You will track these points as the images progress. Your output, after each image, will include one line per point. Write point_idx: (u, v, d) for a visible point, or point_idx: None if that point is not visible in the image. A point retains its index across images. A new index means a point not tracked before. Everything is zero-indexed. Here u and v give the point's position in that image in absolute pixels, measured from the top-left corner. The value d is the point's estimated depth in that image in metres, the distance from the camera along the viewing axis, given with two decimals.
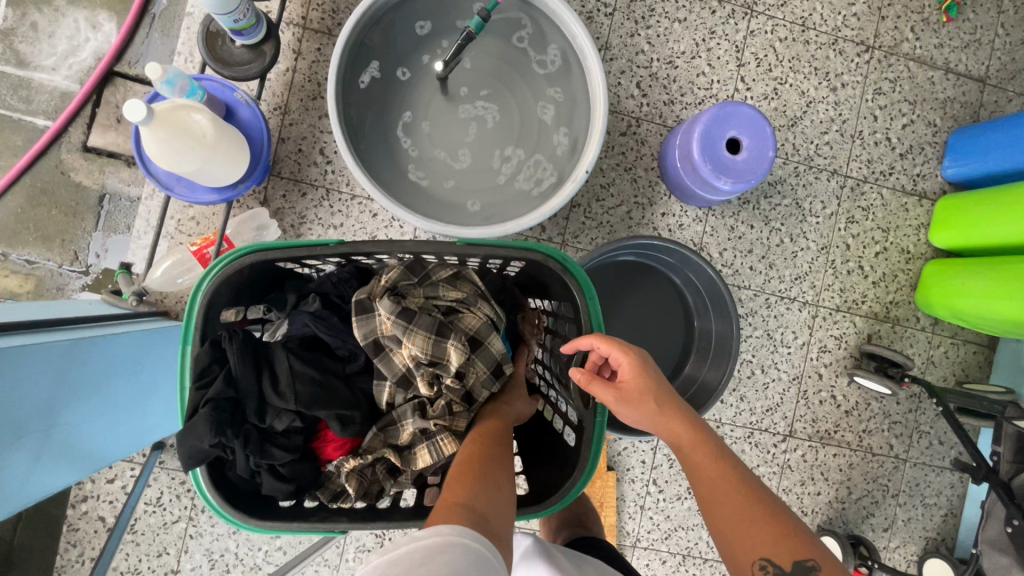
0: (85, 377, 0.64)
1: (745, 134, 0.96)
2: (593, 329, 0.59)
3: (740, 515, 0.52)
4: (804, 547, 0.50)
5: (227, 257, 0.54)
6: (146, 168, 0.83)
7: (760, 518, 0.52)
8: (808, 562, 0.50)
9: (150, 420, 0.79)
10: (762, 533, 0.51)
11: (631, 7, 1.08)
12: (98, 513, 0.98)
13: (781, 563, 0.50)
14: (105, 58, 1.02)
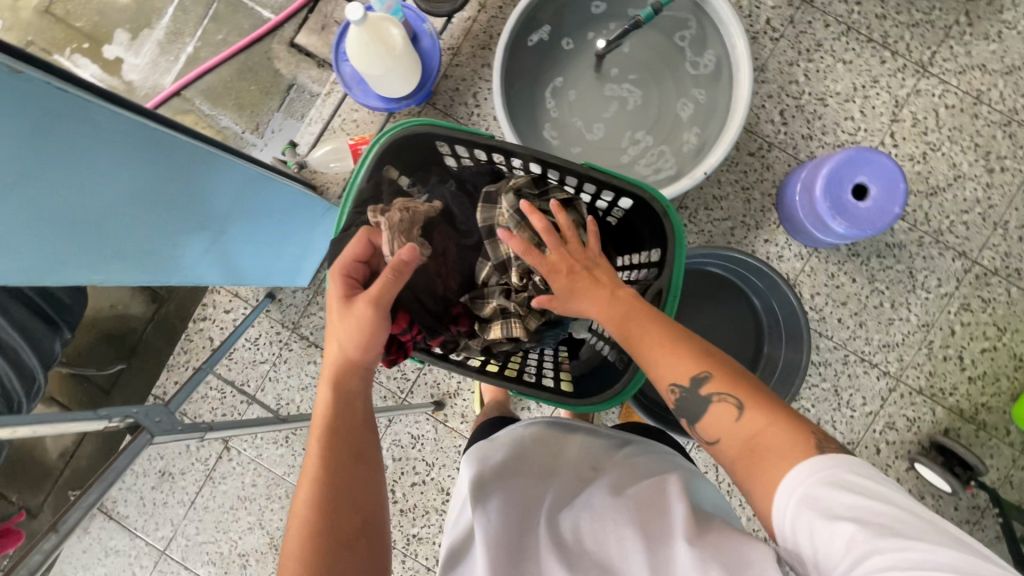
0: (252, 204, 0.78)
1: (875, 184, 0.95)
2: (675, 270, 0.64)
3: (657, 352, 0.55)
4: (697, 359, 0.54)
5: (404, 121, 0.66)
6: (337, 67, 1.00)
7: (669, 346, 0.55)
8: (703, 371, 0.53)
9: (277, 263, 0.96)
10: (668, 357, 0.54)
11: (799, 38, 1.10)
12: (208, 333, 1.18)
13: (684, 377, 0.53)
14: None
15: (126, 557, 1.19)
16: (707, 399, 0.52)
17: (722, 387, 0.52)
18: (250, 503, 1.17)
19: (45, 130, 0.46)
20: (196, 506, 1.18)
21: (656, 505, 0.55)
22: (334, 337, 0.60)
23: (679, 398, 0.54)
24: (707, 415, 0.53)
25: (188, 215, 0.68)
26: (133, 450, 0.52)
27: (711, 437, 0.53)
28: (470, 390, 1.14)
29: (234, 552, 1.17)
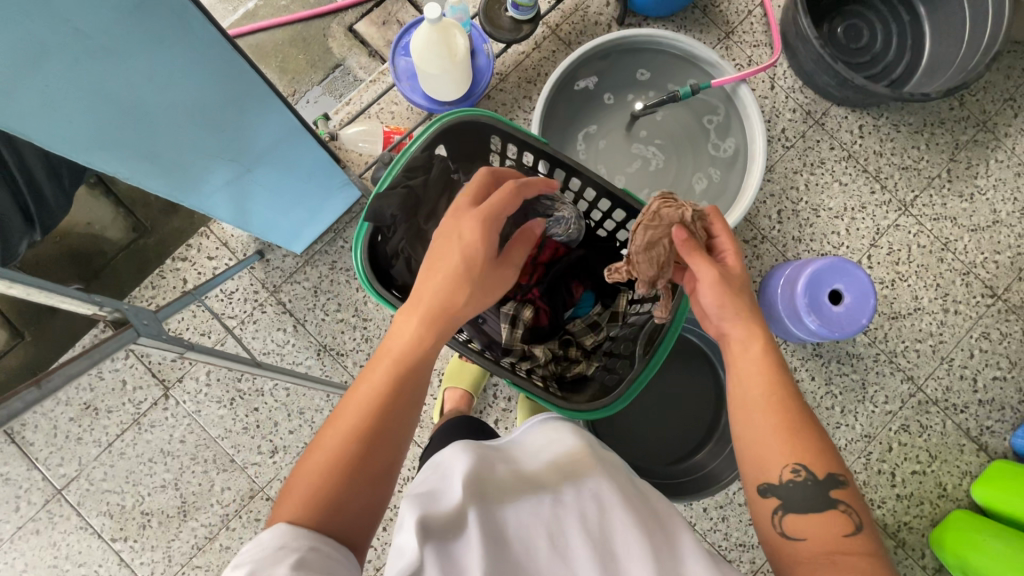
0: (274, 155, 0.78)
1: (850, 292, 1.04)
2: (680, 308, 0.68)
3: (787, 424, 0.55)
4: (835, 462, 0.54)
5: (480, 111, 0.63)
6: (393, 59, 1.06)
7: (809, 430, 0.55)
8: (838, 476, 0.54)
9: (279, 218, 0.95)
10: (803, 442, 0.54)
11: (806, 152, 1.22)
12: (182, 275, 1.14)
13: (815, 471, 0.54)
14: None
15: (15, 488, 1.08)
16: (833, 501, 0.53)
17: (846, 499, 0.54)
18: (171, 459, 1.10)
19: (141, 10, 0.46)
20: (111, 451, 1.10)
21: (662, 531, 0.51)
22: (434, 278, 0.57)
23: (791, 479, 0.54)
24: (812, 512, 0.53)
25: (214, 143, 0.67)
26: (117, 341, 0.50)
27: (800, 530, 0.53)
28: (434, 395, 1.13)
29: (137, 509, 1.09)
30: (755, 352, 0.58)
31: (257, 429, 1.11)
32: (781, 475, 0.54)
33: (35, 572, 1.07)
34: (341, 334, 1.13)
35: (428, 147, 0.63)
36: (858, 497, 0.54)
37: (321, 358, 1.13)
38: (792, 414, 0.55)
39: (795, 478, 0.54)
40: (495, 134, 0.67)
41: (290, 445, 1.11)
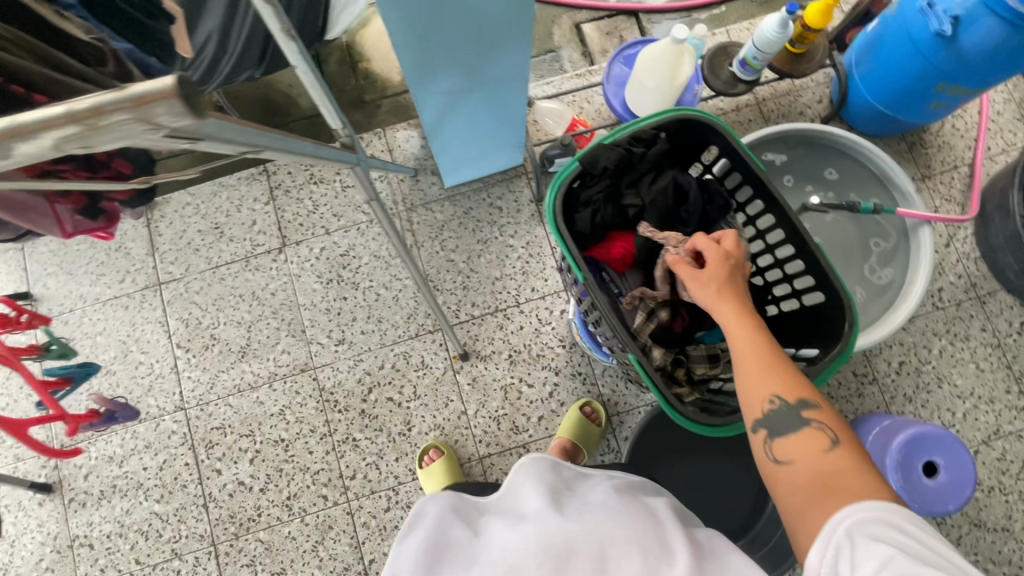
0: (493, 79, 0.83)
1: (947, 471, 0.96)
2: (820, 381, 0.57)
3: (764, 361, 0.54)
4: (808, 386, 0.54)
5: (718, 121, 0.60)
6: (611, 64, 1.12)
7: (779, 361, 0.54)
8: (811, 398, 0.54)
9: (460, 141, 1.00)
10: (779, 373, 0.54)
11: (954, 320, 1.16)
12: (342, 159, 1.24)
13: (792, 398, 0.53)
14: (643, 5, 1.36)
15: (128, 263, 1.20)
16: (808, 421, 0.53)
17: (820, 416, 0.54)
18: (257, 304, 1.18)
19: None
20: (215, 272, 1.19)
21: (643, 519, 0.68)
22: None
23: (771, 410, 0.54)
24: (793, 435, 0.53)
25: (466, 47, 0.72)
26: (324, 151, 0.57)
27: (786, 454, 0.54)
28: (498, 365, 1.15)
29: (209, 331, 1.17)
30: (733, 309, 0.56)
31: (337, 315, 1.17)
32: (761, 410, 0.54)
33: (105, 338, 1.17)
34: (446, 271, 1.19)
35: (657, 127, 0.60)
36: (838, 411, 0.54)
37: (418, 283, 1.18)
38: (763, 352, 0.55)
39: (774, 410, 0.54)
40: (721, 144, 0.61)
41: (356, 343, 1.16)
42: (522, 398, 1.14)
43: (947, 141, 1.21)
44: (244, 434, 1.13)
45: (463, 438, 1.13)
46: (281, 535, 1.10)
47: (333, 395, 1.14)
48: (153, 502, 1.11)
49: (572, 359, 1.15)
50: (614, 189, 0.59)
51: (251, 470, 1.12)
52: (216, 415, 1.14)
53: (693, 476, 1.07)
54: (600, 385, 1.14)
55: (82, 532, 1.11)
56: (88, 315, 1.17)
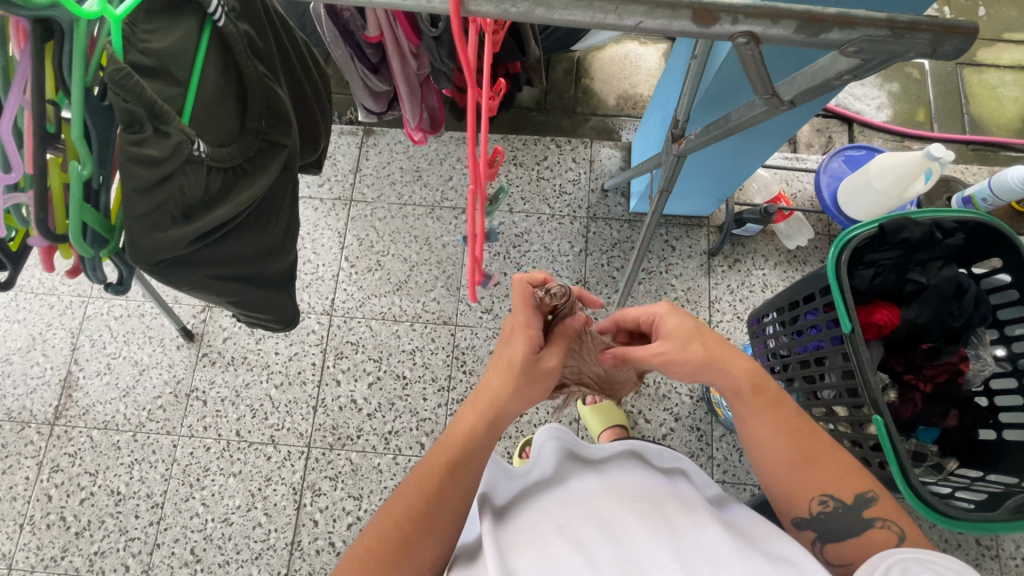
0: (765, 127, 0.87)
1: None
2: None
3: (807, 456, 0.55)
4: (862, 482, 0.55)
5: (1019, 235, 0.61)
6: (832, 156, 1.17)
7: (823, 454, 0.55)
8: (868, 495, 0.55)
9: (691, 172, 1.04)
10: (825, 472, 0.55)
11: None
12: (545, 153, 1.33)
13: (843, 500, 0.54)
14: (861, 117, 1.41)
15: (332, 173, 1.31)
16: (870, 521, 0.55)
17: (884, 515, 0.54)
18: (426, 249, 1.25)
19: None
20: (401, 209, 1.28)
21: (664, 493, 0.58)
22: None
23: (824, 512, 0.55)
24: (853, 537, 0.55)
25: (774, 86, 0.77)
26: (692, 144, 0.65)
27: (845, 554, 0.55)
28: (623, 389, 1.17)
29: (377, 256, 1.25)
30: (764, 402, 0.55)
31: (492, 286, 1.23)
32: (809, 509, 0.55)
33: None
34: (603, 284, 1.22)
35: (959, 224, 0.62)
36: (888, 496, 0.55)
37: (575, 286, 1.23)
38: (799, 451, 0.55)
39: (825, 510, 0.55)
40: (1009, 258, 0.63)
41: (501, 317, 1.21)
42: (635, 429, 1.14)
43: None
44: (372, 358, 1.19)
45: None
46: (371, 463, 1.13)
47: (463, 355, 1.19)
48: (271, 386, 1.18)
49: (694, 412, 1.15)
50: (901, 261, 0.62)
51: (366, 393, 1.17)
52: (355, 330, 1.21)
53: None
54: (713, 448, 1.13)
55: (201, 387, 1.18)
56: None
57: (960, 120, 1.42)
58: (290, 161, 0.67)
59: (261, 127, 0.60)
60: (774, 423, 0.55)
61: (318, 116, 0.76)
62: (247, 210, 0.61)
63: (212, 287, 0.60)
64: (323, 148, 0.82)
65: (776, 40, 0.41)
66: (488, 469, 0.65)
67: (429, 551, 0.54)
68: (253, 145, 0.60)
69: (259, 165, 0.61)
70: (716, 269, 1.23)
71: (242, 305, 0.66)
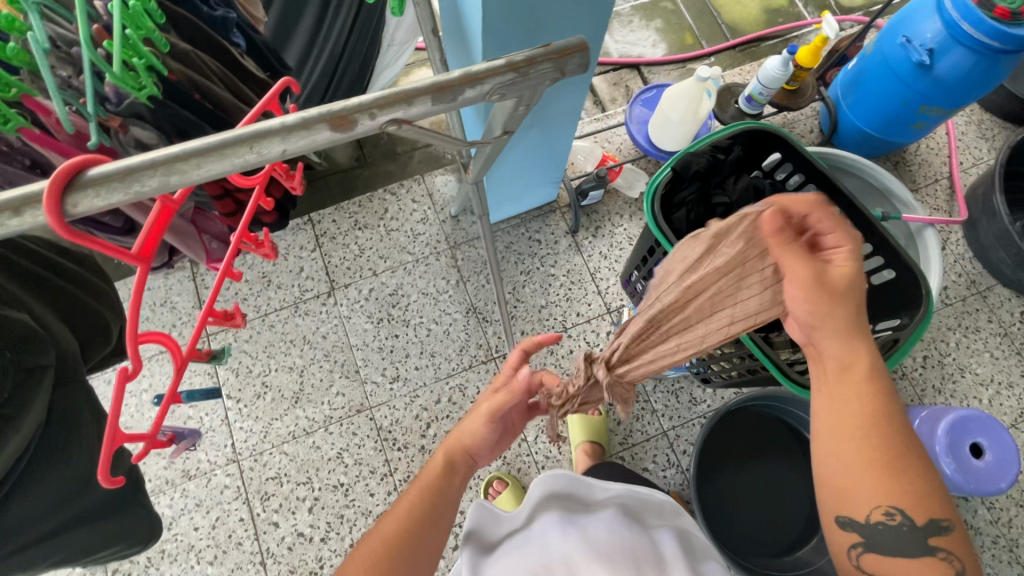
0: (555, 110, 0.89)
1: (991, 447, 1.02)
2: (915, 337, 0.62)
3: (887, 465, 0.48)
4: (938, 505, 0.49)
5: (782, 129, 0.70)
6: (632, 104, 1.26)
7: (906, 467, 0.48)
8: (940, 522, 0.49)
9: (505, 183, 1.10)
10: (902, 484, 0.48)
11: (963, 315, 1.25)
12: (384, 206, 1.30)
13: (912, 517, 0.48)
14: (643, 59, 1.52)
15: (175, 317, 1.19)
16: (932, 550, 0.48)
17: (946, 547, 0.48)
18: (308, 348, 1.18)
19: None
20: (264, 320, 1.20)
21: (638, 542, 0.67)
22: None
23: (885, 524, 0.49)
24: (902, 555, 0.49)
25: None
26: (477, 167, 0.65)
27: (884, 566, 0.50)
28: None
29: (260, 378, 1.16)
30: (853, 388, 0.49)
31: (389, 353, 1.18)
32: (869, 516, 0.49)
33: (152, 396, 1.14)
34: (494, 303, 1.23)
35: (732, 139, 0.70)
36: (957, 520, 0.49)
37: (468, 316, 1.22)
38: (880, 454, 0.48)
39: (888, 522, 0.48)
40: (783, 149, 0.71)
41: (411, 379, 1.17)
42: (579, 420, 1.16)
43: (924, 159, 1.37)
44: (301, 482, 1.10)
45: (525, 465, 1.13)
46: None
47: (392, 433, 1.13)
48: (206, 565, 1.05)
49: None
50: (702, 189, 0.69)
51: (311, 520, 1.08)
52: (271, 464, 1.11)
53: (755, 484, 1.11)
54: (653, 402, 1.17)
55: None
56: (133, 372, 1.15)
57: (720, 31, 1.59)
58: (66, 378, 0.61)
59: (9, 360, 0.52)
60: (863, 409, 0.48)
61: (93, 303, 0.70)
62: (25, 453, 0.54)
63: (43, 554, 0.57)
64: (119, 335, 0.76)
65: (423, 116, 0.45)
66: (478, 512, 0.68)
67: (432, 543, 0.58)
68: (5, 384, 0.52)
69: (24, 400, 0.53)
70: (583, 243, 1.27)
71: (76, 555, 0.62)
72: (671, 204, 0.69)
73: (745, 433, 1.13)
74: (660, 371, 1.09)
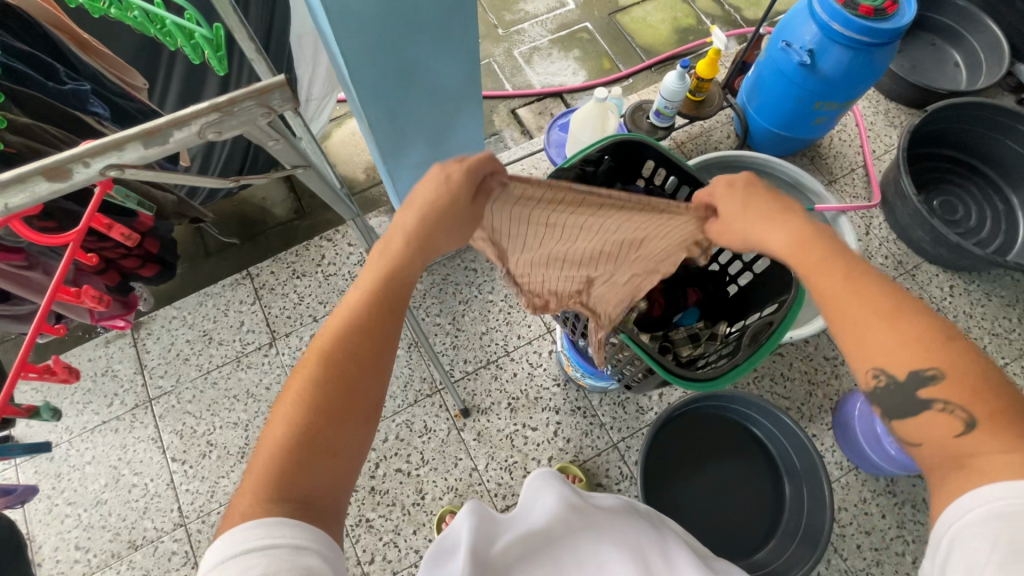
0: (454, 143, 0.94)
1: None
2: (786, 319, 0.67)
3: (871, 321, 0.47)
4: (932, 355, 0.45)
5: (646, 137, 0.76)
6: (549, 130, 1.31)
7: (884, 328, 0.46)
8: (929, 373, 0.45)
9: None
10: (883, 334, 0.46)
11: None
12: (321, 252, 1.32)
13: (893, 373, 0.46)
14: (565, 87, 1.59)
15: (117, 385, 1.19)
16: (928, 403, 0.45)
17: (947, 398, 0.44)
18: (251, 402, 1.18)
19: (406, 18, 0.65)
20: (206, 378, 1.20)
21: (643, 540, 0.63)
22: None
23: (879, 385, 0.48)
24: (915, 416, 0.46)
25: (430, 123, 0.86)
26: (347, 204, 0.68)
27: (913, 435, 0.48)
28: (500, 415, 1.17)
29: (204, 438, 1.15)
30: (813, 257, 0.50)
31: None
32: (867, 380, 0.48)
33: (96, 467, 1.13)
34: (434, 335, 1.24)
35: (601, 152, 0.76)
36: (957, 369, 0.44)
37: (410, 350, 1.23)
38: (867, 308, 0.47)
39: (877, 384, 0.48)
40: (652, 156, 0.77)
41: None
42: (528, 442, 1.15)
43: (838, 151, 1.42)
44: None
45: (478, 495, 1.11)
46: None
47: None
48: None
49: (568, 395, 1.19)
50: None
51: None
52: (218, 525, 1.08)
53: (709, 487, 1.10)
54: (600, 415, 1.17)
55: None
56: (75, 445, 1.14)
57: (635, 54, 1.67)
58: None
59: None
60: (831, 277, 0.49)
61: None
62: None
63: None
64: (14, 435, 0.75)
65: (145, 160, 0.40)
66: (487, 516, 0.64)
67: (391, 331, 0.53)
68: None
69: None
70: None
71: None
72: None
73: (693, 441, 1.13)
74: (598, 382, 1.10)
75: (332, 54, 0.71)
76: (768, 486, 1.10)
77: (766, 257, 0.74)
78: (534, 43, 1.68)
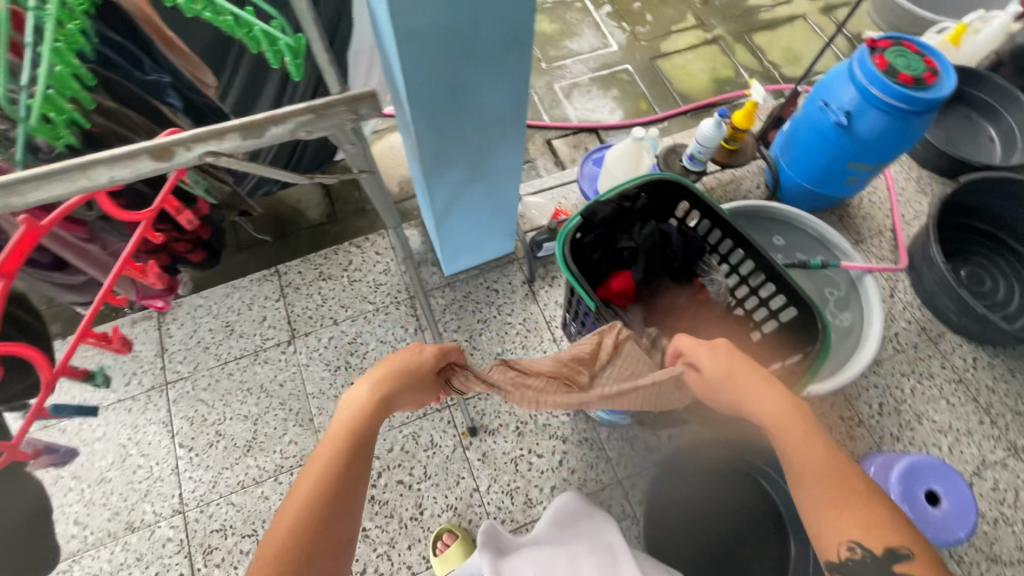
0: (494, 167, 0.97)
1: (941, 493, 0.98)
2: (814, 370, 0.71)
3: (837, 506, 0.56)
4: (896, 534, 0.54)
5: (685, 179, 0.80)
6: (584, 162, 1.34)
7: (861, 514, 0.55)
8: (899, 550, 0.54)
9: (456, 236, 1.16)
10: (853, 519, 0.55)
11: (916, 360, 1.26)
12: (349, 258, 1.35)
13: (870, 548, 0.54)
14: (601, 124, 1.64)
15: (136, 366, 1.22)
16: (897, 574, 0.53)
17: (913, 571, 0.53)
18: (263, 396, 1.19)
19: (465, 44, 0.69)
20: (223, 368, 1.22)
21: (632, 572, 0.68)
22: None
23: (854, 559, 0.55)
24: None
25: (472, 146, 0.89)
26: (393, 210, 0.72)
27: None
28: (507, 438, 1.17)
29: (214, 427, 1.16)
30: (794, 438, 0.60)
31: None
32: (838, 554, 0.56)
33: (105, 444, 1.14)
34: None
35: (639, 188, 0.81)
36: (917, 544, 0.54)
37: None
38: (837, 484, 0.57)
39: (853, 557, 0.55)
40: (688, 198, 0.82)
41: None
42: (532, 468, 1.14)
43: (867, 212, 1.43)
44: (246, 535, 1.07)
45: (477, 516, 1.10)
46: None
47: None
48: None
49: (577, 426, 1.18)
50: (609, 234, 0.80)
51: None
52: (217, 516, 1.08)
53: (710, 541, 1.07)
54: (607, 450, 1.16)
55: None
56: (89, 420, 1.16)
57: (673, 99, 1.71)
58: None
59: None
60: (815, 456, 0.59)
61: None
62: None
63: None
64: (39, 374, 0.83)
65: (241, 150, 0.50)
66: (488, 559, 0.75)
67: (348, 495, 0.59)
68: None
69: None
70: (540, 292, 1.32)
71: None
72: (581, 251, 0.81)
73: (696, 488, 1.10)
74: (608, 416, 1.10)
75: (392, 71, 0.75)
76: (771, 543, 1.06)
77: (796, 306, 0.79)
78: (574, 79, 1.74)
